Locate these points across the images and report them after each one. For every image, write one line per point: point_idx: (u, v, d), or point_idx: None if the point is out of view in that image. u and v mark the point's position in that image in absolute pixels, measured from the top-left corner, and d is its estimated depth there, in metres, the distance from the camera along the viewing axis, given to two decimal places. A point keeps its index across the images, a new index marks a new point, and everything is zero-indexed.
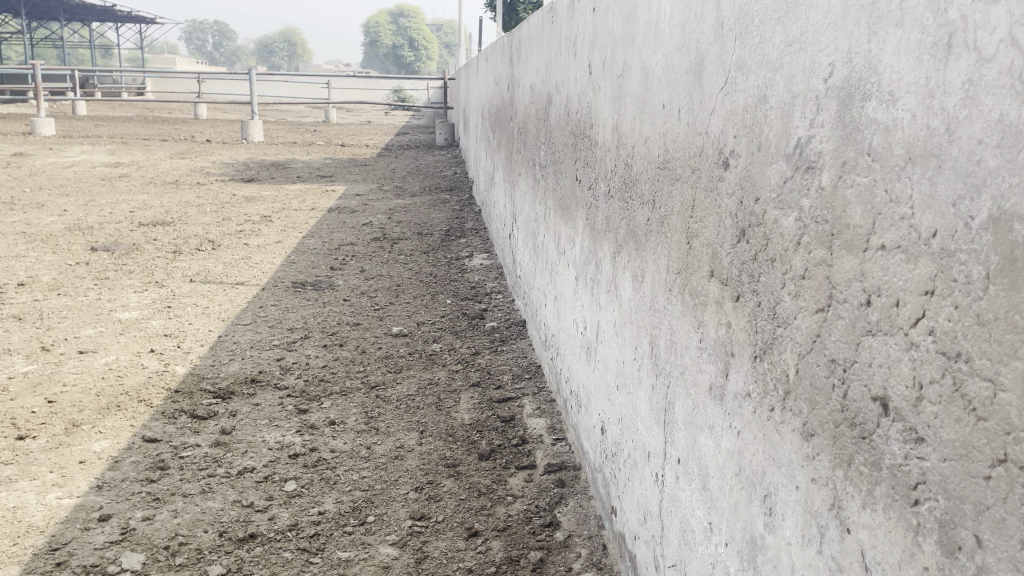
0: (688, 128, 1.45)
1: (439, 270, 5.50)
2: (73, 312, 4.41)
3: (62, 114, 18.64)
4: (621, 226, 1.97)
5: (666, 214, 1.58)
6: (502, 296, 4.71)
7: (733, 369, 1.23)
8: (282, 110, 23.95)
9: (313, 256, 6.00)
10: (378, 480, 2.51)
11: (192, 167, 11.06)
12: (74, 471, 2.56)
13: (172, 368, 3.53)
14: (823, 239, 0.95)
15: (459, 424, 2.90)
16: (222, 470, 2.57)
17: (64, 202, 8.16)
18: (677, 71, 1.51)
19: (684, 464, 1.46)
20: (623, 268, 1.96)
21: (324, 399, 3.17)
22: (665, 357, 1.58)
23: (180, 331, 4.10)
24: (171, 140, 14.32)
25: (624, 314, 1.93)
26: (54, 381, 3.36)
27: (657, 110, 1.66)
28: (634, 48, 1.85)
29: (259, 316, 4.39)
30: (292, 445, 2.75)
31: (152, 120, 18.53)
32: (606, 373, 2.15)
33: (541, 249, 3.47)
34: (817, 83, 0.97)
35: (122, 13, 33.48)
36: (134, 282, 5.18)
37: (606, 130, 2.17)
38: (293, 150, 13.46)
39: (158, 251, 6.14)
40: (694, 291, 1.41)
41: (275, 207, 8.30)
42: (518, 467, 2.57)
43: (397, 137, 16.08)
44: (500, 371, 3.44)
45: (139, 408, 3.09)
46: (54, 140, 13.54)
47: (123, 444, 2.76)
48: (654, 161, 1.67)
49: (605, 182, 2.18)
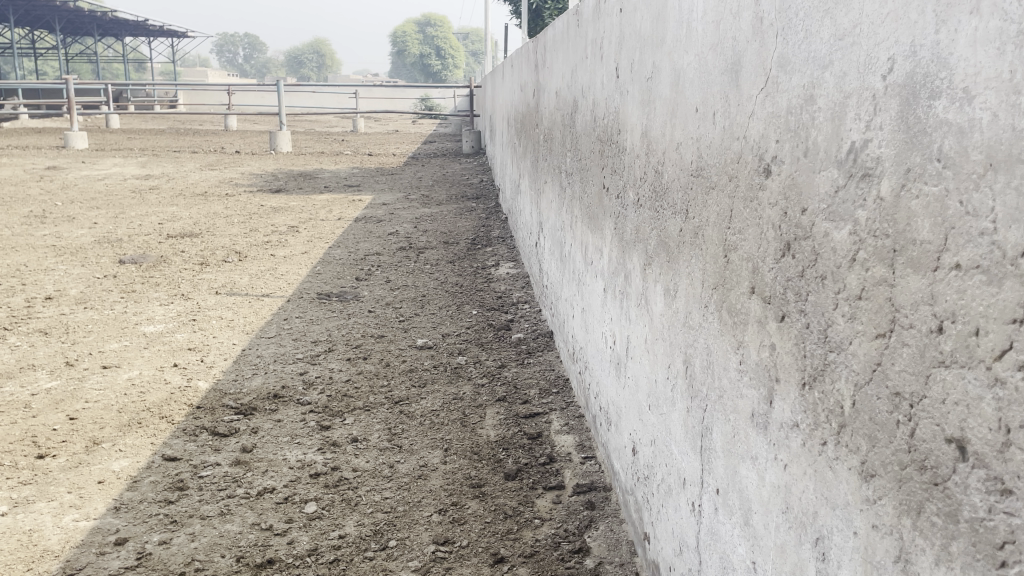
0: (724, 133, 1.35)
1: (465, 279, 5.42)
2: (98, 326, 4.40)
3: (95, 128, 18.94)
4: (652, 236, 1.87)
5: (701, 225, 1.48)
6: (529, 306, 4.61)
7: (778, 396, 1.12)
8: (311, 120, 24.16)
9: (339, 267, 5.96)
10: (401, 501, 2.42)
11: (221, 179, 11.14)
12: (92, 492, 2.51)
13: (194, 383, 3.48)
14: (883, 256, 0.84)
15: (484, 441, 2.80)
16: (241, 491, 2.50)
17: (94, 215, 8.23)
18: (712, 71, 1.42)
19: (723, 494, 1.35)
20: (654, 281, 1.86)
21: (347, 415, 3.10)
22: (701, 379, 1.48)
23: (205, 344, 4.07)
24: (201, 152, 14.46)
25: (656, 330, 1.83)
26: (76, 397, 3.33)
27: (689, 113, 1.56)
28: (663, 49, 1.76)
29: (284, 328, 4.35)
30: (314, 464, 2.68)
31: (183, 132, 18.75)
32: (636, 391, 2.05)
33: (567, 259, 3.37)
34: (875, 80, 0.86)
35: (154, 28, 34.09)
36: (160, 294, 5.17)
37: (634, 136, 2.07)
38: (321, 160, 13.52)
39: (185, 263, 6.14)
40: (733, 309, 1.30)
41: (302, 217, 8.29)
42: (546, 487, 2.47)
43: (424, 146, 16.07)
44: (527, 385, 3.34)
45: (160, 425, 3.04)
46: (87, 153, 13.76)
47: (143, 463, 2.71)
48: (688, 169, 1.57)
49: (634, 190, 2.08)
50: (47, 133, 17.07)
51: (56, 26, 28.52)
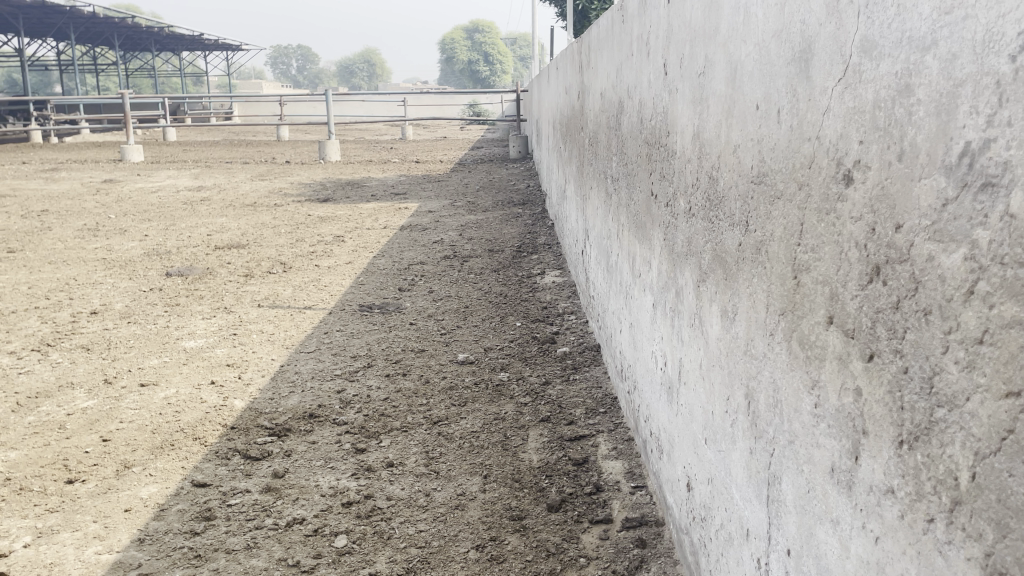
0: (792, 133, 1.15)
1: (510, 288, 5.26)
2: (140, 341, 4.35)
3: (152, 141, 19.29)
4: (706, 250, 1.67)
5: (764, 240, 1.28)
6: (575, 318, 4.42)
7: (865, 451, 0.92)
8: (360, 129, 24.39)
9: (382, 277, 5.86)
10: (436, 535, 2.26)
11: (271, 189, 11.22)
12: (117, 521, 2.41)
13: (230, 402, 3.38)
14: (1016, 291, 0.66)
15: (527, 467, 2.63)
16: (270, 521, 2.37)
17: (146, 227, 8.30)
18: (775, 62, 1.22)
19: (796, 557, 1.15)
20: (709, 300, 1.65)
21: (384, 436, 2.96)
22: (767, 418, 1.28)
23: (243, 360, 3.98)
24: (252, 163, 14.62)
25: (712, 356, 1.63)
26: (111, 417, 3.26)
27: (748, 111, 1.37)
28: (716, 39, 1.56)
29: (323, 342, 4.24)
30: (346, 492, 2.54)
31: (236, 143, 19.05)
32: (691, 421, 1.85)
33: (614, 270, 3.18)
34: (999, 62, 0.67)
35: (210, 42, 34.96)
36: (203, 308, 5.12)
37: (684, 138, 1.88)
38: (369, 168, 13.56)
39: (231, 275, 6.12)
40: (806, 341, 1.11)
41: (348, 226, 8.25)
42: (592, 521, 2.28)
43: (471, 152, 15.99)
44: (572, 405, 3.14)
45: (193, 448, 2.94)
46: (142, 166, 14.03)
47: (171, 489, 2.60)
48: (747, 175, 1.38)
49: (685, 198, 1.88)
50: (107, 147, 17.52)
51: (116, 43, 29.24)
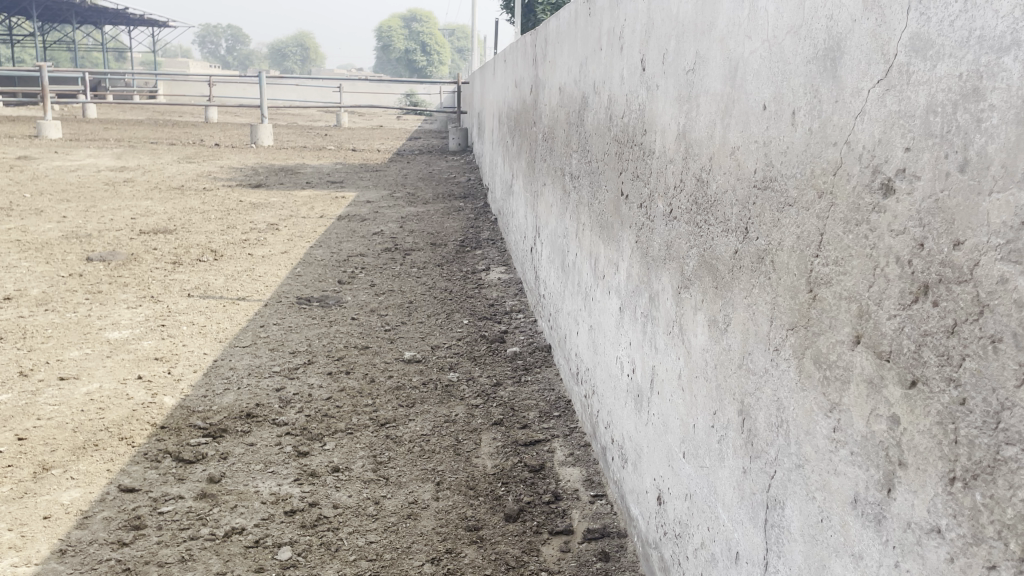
0: (811, 137, 1.08)
1: (454, 284, 5.13)
2: (58, 331, 4.06)
3: (72, 117, 18.31)
4: (692, 256, 1.59)
5: (770, 248, 1.21)
6: (523, 316, 4.33)
7: (901, 484, 0.86)
8: (293, 114, 23.78)
9: (321, 269, 5.65)
10: (388, 547, 2.14)
11: (200, 172, 10.76)
12: (35, 530, 2.20)
13: (160, 399, 3.17)
14: None
15: (481, 473, 2.52)
16: (207, 531, 2.20)
17: (64, 208, 7.84)
18: (790, 60, 1.15)
19: None
20: (694, 309, 1.58)
21: (328, 439, 2.81)
22: (767, 438, 1.21)
23: (173, 354, 3.75)
24: (180, 145, 14.03)
25: (695, 367, 1.56)
26: (27, 414, 3.00)
27: (752, 111, 1.29)
28: (712, 34, 1.48)
29: (260, 336, 4.04)
30: (289, 499, 2.39)
31: (162, 123, 18.27)
32: (665, 433, 1.78)
33: (571, 270, 3.09)
34: None
35: (135, 16, 33.61)
36: (128, 296, 4.83)
37: (666, 136, 1.80)
38: (304, 154, 13.18)
39: (157, 262, 5.80)
40: (823, 359, 1.03)
41: (282, 214, 7.97)
42: (552, 532, 2.19)
43: (409, 142, 15.72)
44: (525, 407, 3.05)
45: (119, 448, 2.73)
46: (60, 143, 13.29)
47: (96, 495, 2.40)
48: (748, 179, 1.30)
49: (665, 200, 1.80)
50: (22, 121, 16.58)
51: (33, 13, 27.71)
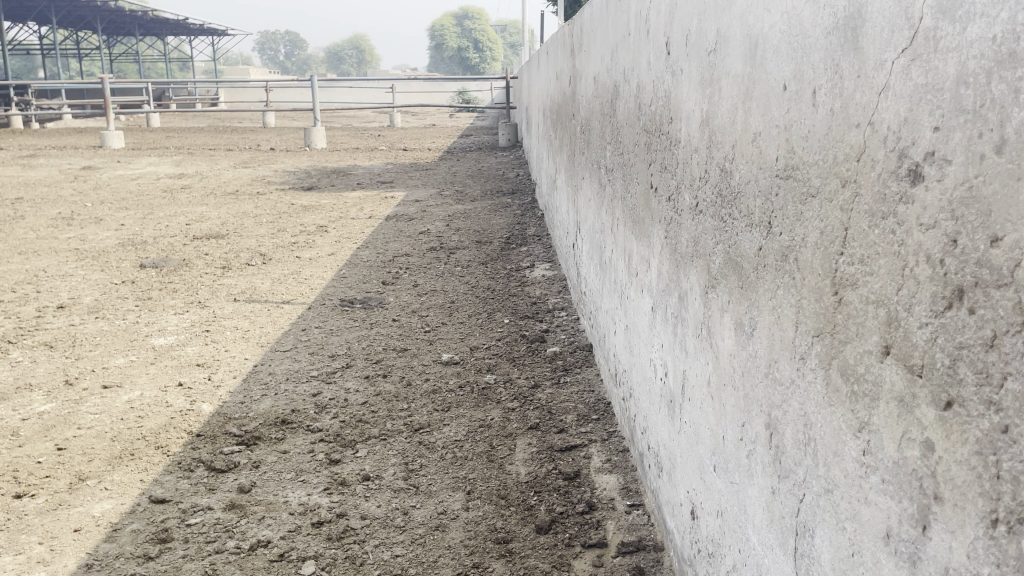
0: (833, 119, 0.95)
1: (497, 282, 5.05)
2: (107, 339, 4.12)
3: (136, 127, 18.81)
4: (718, 252, 1.46)
5: (794, 245, 1.08)
6: (565, 314, 4.22)
7: (937, 522, 0.73)
8: (347, 116, 24.05)
9: (366, 270, 5.64)
10: (413, 561, 2.06)
11: (254, 176, 10.93)
12: (65, 543, 2.19)
13: (197, 406, 3.17)
14: None
15: (513, 481, 2.43)
16: (232, 544, 2.17)
17: (122, 216, 8.03)
18: (810, 31, 1.02)
19: None
20: (721, 311, 1.45)
21: (361, 445, 2.76)
22: (795, 457, 1.08)
23: (215, 360, 3.76)
24: (237, 150, 14.29)
25: (723, 373, 1.43)
26: (69, 423, 3.03)
27: (773, 91, 1.16)
28: (732, 10, 1.35)
29: (301, 340, 4.02)
30: (318, 509, 2.33)
31: (220, 130, 18.67)
32: (697, 443, 1.65)
33: (608, 267, 2.97)
34: None
35: (194, 26, 34.50)
36: (177, 302, 4.88)
37: (691, 123, 1.67)
38: (355, 155, 13.30)
39: (208, 267, 5.87)
40: (850, 372, 0.91)
41: (332, 215, 8.00)
42: (585, 545, 2.09)
43: (459, 140, 15.70)
44: (563, 410, 2.95)
45: (154, 458, 2.72)
46: (122, 152, 13.67)
47: (127, 506, 2.39)
48: (771, 168, 1.17)
49: (691, 192, 1.68)
50: (89, 133, 17.16)
51: (98, 27, 28.68)
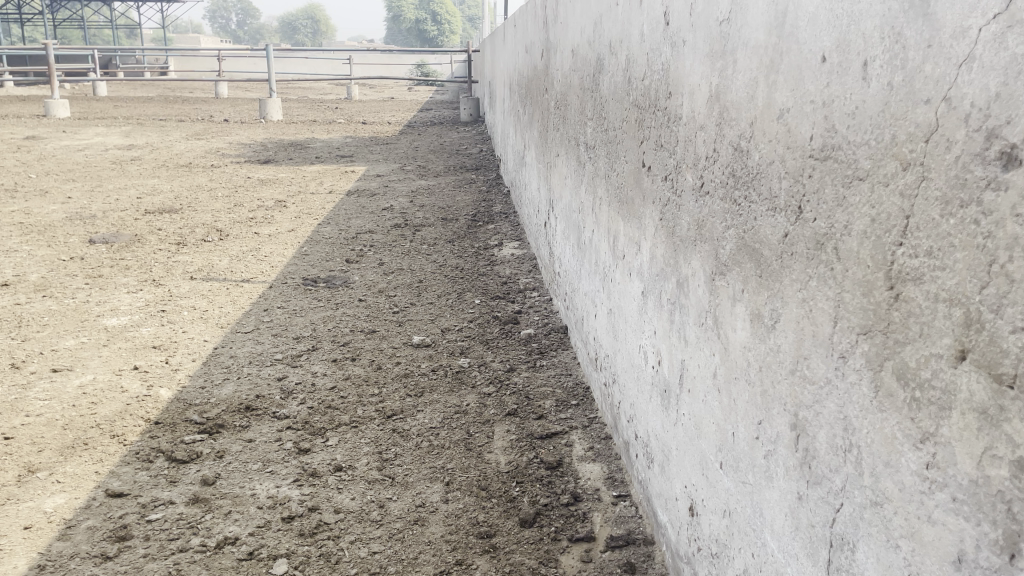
0: (891, 92, 0.86)
1: (466, 261, 4.92)
2: (55, 319, 3.89)
3: (81, 96, 18.03)
4: (730, 236, 1.37)
5: (833, 232, 0.99)
6: (537, 295, 4.12)
7: None
8: (303, 88, 23.49)
9: (328, 247, 5.46)
10: (392, 558, 1.96)
11: (209, 149, 10.55)
12: (14, 542, 2.04)
13: (155, 391, 3.00)
14: None
15: (494, 471, 2.34)
16: (197, 542, 2.04)
17: (69, 188, 7.67)
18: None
19: None
20: (733, 300, 1.36)
21: (331, 433, 2.63)
22: (831, 463, 1.00)
23: (172, 341, 3.58)
24: (189, 121, 13.82)
25: (735, 366, 1.35)
26: (16, 410, 2.84)
27: (807, 62, 1.06)
28: None
29: (263, 321, 3.86)
30: (288, 502, 2.21)
31: (171, 100, 18.05)
32: (699, 438, 1.57)
33: (588, 248, 2.87)
34: None
35: None
36: (129, 280, 4.65)
37: (695, 98, 1.57)
38: (313, 128, 12.96)
39: (162, 243, 5.62)
40: (910, 377, 0.82)
41: (291, 190, 7.76)
42: (572, 539, 2.01)
43: (420, 114, 15.40)
44: (541, 396, 2.86)
45: (110, 447, 2.56)
46: (68, 122, 13.11)
47: (81, 501, 2.23)
48: (802, 148, 1.08)
49: (695, 171, 1.58)
50: (32, 101, 16.46)
51: None
